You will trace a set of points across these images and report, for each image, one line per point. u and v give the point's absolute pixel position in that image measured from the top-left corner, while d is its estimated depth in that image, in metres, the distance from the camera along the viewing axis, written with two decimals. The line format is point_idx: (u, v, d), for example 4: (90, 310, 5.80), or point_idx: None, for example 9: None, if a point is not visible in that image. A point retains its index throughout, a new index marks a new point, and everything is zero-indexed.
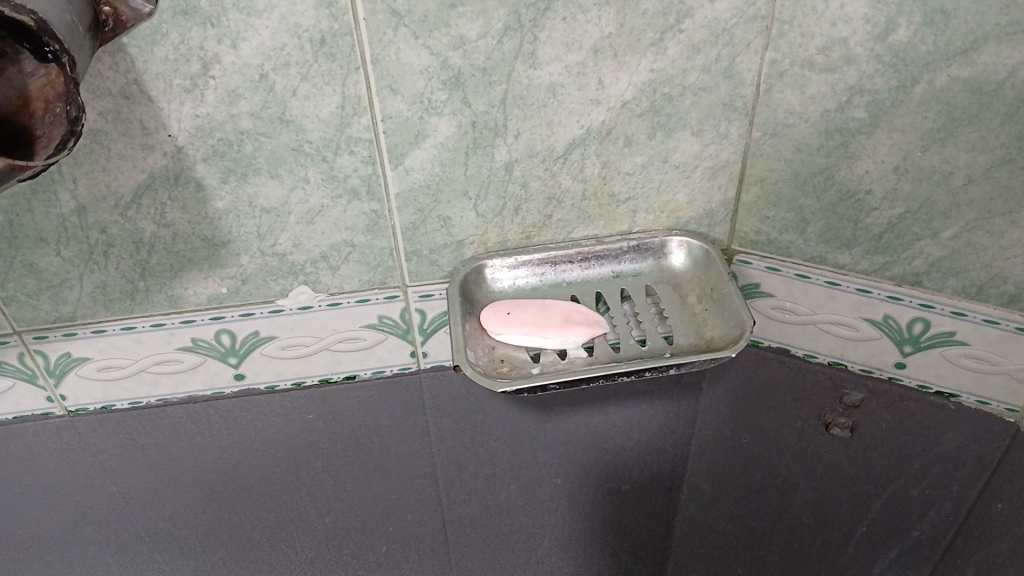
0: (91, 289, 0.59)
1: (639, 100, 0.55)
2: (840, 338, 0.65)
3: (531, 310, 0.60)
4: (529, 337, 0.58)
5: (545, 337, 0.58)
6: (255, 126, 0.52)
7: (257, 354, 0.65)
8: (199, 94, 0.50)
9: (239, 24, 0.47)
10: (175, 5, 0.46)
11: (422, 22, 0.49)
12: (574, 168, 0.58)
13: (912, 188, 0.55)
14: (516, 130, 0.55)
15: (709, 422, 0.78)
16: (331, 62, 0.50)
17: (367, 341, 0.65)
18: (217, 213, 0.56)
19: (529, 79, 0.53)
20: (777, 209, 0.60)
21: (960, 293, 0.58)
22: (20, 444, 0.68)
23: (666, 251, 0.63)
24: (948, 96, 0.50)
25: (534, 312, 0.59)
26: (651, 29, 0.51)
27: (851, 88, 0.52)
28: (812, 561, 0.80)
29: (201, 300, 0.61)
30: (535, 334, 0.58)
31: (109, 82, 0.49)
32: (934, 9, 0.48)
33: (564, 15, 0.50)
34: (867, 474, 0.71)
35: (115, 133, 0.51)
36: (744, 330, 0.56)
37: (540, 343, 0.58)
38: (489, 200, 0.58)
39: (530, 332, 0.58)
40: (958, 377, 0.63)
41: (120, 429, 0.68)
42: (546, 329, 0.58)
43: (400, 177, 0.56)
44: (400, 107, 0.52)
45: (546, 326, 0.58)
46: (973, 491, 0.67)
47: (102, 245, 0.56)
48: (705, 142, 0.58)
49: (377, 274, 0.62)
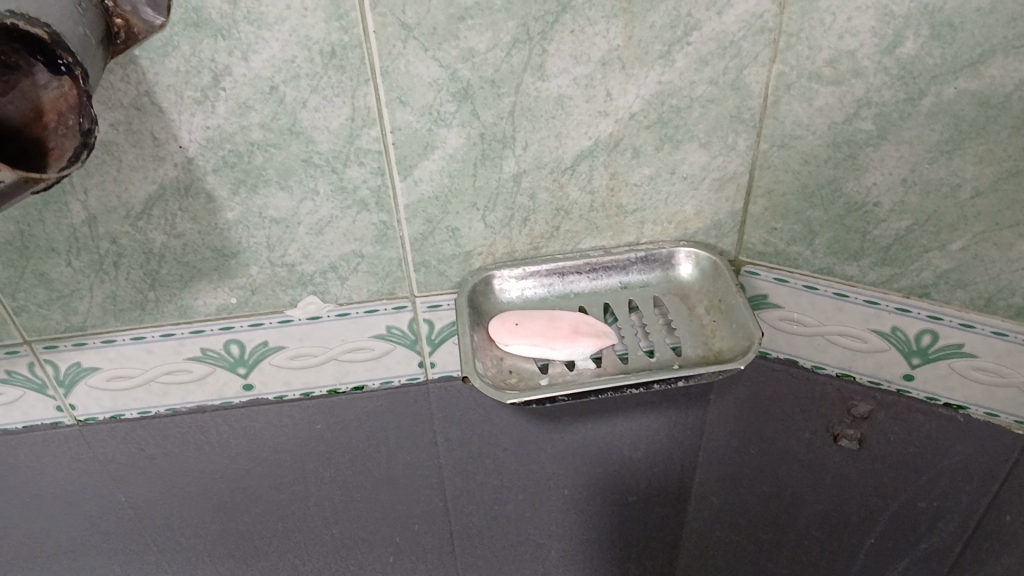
0: (102, 299, 0.59)
1: (647, 112, 0.55)
2: (848, 349, 0.65)
3: (540, 319, 0.60)
4: (534, 343, 0.58)
5: (549, 345, 0.58)
6: (265, 137, 0.52)
7: (266, 364, 0.65)
8: (210, 105, 0.50)
9: (250, 37, 0.48)
10: (187, 18, 0.47)
11: (432, 34, 0.49)
12: (582, 180, 0.58)
13: (921, 200, 0.55)
14: (524, 141, 0.55)
15: (717, 433, 0.78)
16: (340, 75, 0.50)
17: (376, 351, 0.66)
18: (226, 224, 0.56)
19: (537, 91, 0.53)
20: (785, 220, 0.60)
21: (969, 305, 0.58)
22: (29, 453, 0.68)
23: (674, 262, 0.63)
24: (956, 108, 0.50)
25: (541, 322, 0.59)
26: (659, 42, 0.52)
27: (858, 100, 0.53)
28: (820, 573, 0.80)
29: (211, 310, 0.61)
30: (540, 341, 0.58)
31: (121, 94, 0.49)
32: (941, 22, 0.48)
33: (572, 27, 0.50)
34: (876, 486, 0.72)
35: (127, 145, 0.51)
36: (753, 341, 0.56)
37: (544, 350, 0.58)
38: (498, 210, 0.59)
39: (535, 339, 0.58)
40: (966, 390, 0.63)
41: (129, 439, 0.69)
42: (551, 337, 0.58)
43: (409, 189, 0.56)
44: (409, 118, 0.53)
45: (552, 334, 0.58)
46: (983, 503, 0.68)
47: (112, 255, 0.56)
48: (713, 153, 0.58)
49: (385, 285, 0.62)
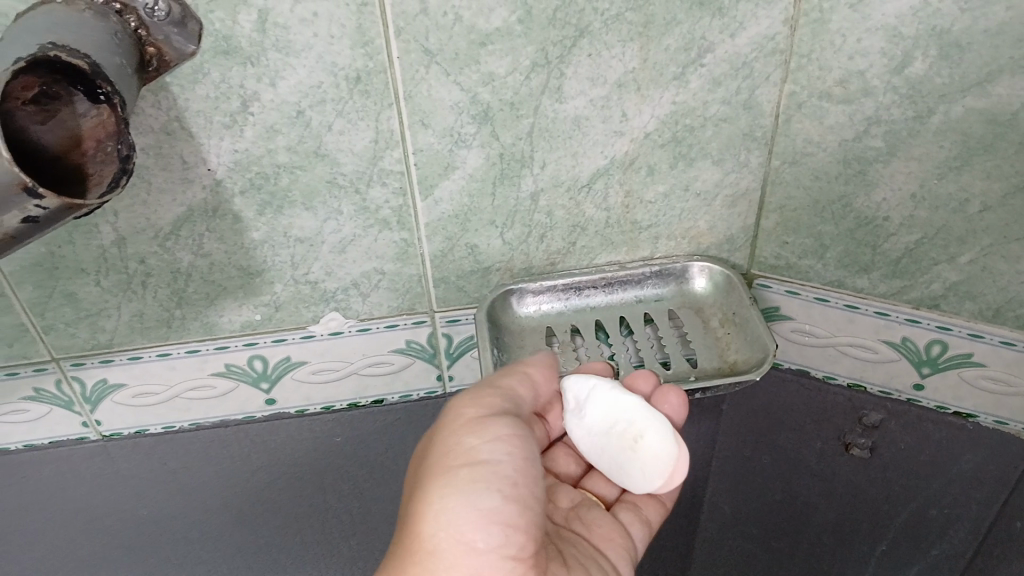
0: (129, 317, 0.60)
1: (661, 132, 0.56)
2: (859, 360, 0.67)
3: (676, 416, 0.56)
4: (587, 445, 0.56)
5: (590, 405, 0.55)
6: (291, 160, 0.54)
7: (289, 378, 0.67)
8: (238, 130, 0.52)
9: (278, 64, 0.49)
10: (217, 46, 0.48)
11: (454, 59, 0.51)
12: (598, 197, 0.59)
13: (930, 215, 0.56)
14: (542, 161, 0.57)
15: (731, 443, 0.74)
16: (365, 99, 0.52)
17: (395, 365, 0.67)
18: (253, 243, 0.57)
19: (555, 112, 0.54)
20: (797, 235, 0.62)
21: (977, 316, 0.60)
22: (55, 470, 0.70)
23: (688, 276, 0.64)
24: (964, 126, 0.51)
25: (675, 404, 0.56)
26: (673, 64, 0.53)
27: (868, 118, 0.54)
28: None
29: (235, 327, 0.62)
30: (584, 422, 0.56)
31: (152, 119, 0.50)
32: (949, 43, 0.49)
33: (589, 51, 0.52)
34: (891, 495, 0.69)
35: (156, 168, 0.52)
36: (768, 355, 0.59)
37: (565, 413, 0.56)
38: (515, 228, 0.60)
39: (591, 448, 0.56)
40: (975, 399, 0.65)
41: (153, 453, 0.71)
42: (617, 414, 0.55)
43: (430, 208, 0.58)
44: (431, 140, 0.54)
45: (622, 422, 0.55)
46: (993, 510, 0.67)
47: (140, 274, 0.58)
48: (725, 170, 0.59)
49: (406, 301, 0.63)
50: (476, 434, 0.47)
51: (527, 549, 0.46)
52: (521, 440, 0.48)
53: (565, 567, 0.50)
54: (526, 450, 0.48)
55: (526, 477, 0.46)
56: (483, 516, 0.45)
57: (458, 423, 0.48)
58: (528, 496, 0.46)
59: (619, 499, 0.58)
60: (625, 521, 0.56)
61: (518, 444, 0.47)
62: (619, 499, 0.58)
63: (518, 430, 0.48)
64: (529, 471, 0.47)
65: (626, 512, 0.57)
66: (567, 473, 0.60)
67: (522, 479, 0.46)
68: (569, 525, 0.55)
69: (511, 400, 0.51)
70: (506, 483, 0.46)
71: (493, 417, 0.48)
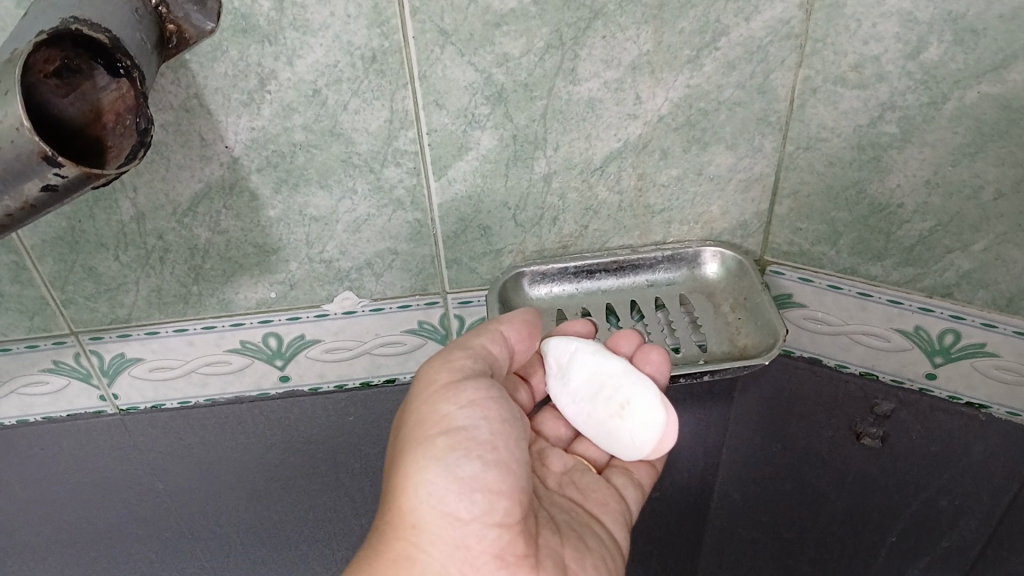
0: (147, 292, 0.61)
1: (675, 115, 0.56)
2: (872, 348, 0.66)
3: (659, 374, 0.57)
4: (574, 411, 0.57)
5: (576, 368, 0.56)
6: (307, 138, 0.54)
7: (303, 356, 0.68)
8: (256, 108, 0.52)
9: (295, 42, 0.50)
10: (235, 24, 0.49)
11: (468, 40, 0.51)
12: (611, 180, 0.60)
13: (944, 201, 0.56)
14: (556, 142, 0.57)
15: (740, 430, 0.76)
16: (380, 78, 0.52)
17: (408, 345, 0.68)
18: (269, 221, 0.58)
19: (569, 94, 0.54)
20: (810, 221, 0.61)
21: (991, 305, 0.59)
22: (74, 442, 0.71)
23: (700, 261, 0.65)
24: (979, 112, 0.51)
25: (657, 362, 0.57)
26: (687, 47, 0.53)
27: (882, 104, 0.54)
28: (847, 557, 0.78)
29: (251, 304, 0.63)
30: (570, 389, 0.57)
31: (171, 96, 0.51)
32: (964, 28, 0.49)
33: (603, 33, 0.52)
34: (898, 484, 0.71)
35: (175, 145, 0.53)
36: (778, 339, 0.59)
37: (551, 379, 0.57)
38: (528, 210, 0.60)
39: (579, 413, 0.57)
40: (988, 388, 0.64)
41: (169, 429, 0.71)
42: (602, 380, 0.56)
43: (443, 189, 0.58)
44: (445, 120, 0.55)
45: (608, 388, 0.56)
46: (1004, 501, 0.68)
47: (159, 250, 0.59)
48: (739, 155, 0.59)
49: (419, 282, 0.64)
50: (449, 401, 0.48)
51: (514, 513, 0.47)
52: (497, 402, 0.48)
53: (557, 532, 0.52)
54: (503, 411, 0.48)
55: (505, 438, 0.48)
56: (467, 484, 0.46)
57: (431, 391, 0.49)
58: (509, 459, 0.47)
59: (609, 464, 0.59)
60: (615, 484, 0.57)
61: (494, 406, 0.48)
62: (610, 464, 0.59)
63: (493, 392, 0.49)
64: (506, 431, 0.48)
65: (618, 476, 0.58)
66: (558, 436, 0.60)
67: (501, 440, 0.47)
68: (563, 491, 0.56)
69: (484, 359, 0.51)
70: (485, 447, 0.47)
71: (467, 380, 0.49)
